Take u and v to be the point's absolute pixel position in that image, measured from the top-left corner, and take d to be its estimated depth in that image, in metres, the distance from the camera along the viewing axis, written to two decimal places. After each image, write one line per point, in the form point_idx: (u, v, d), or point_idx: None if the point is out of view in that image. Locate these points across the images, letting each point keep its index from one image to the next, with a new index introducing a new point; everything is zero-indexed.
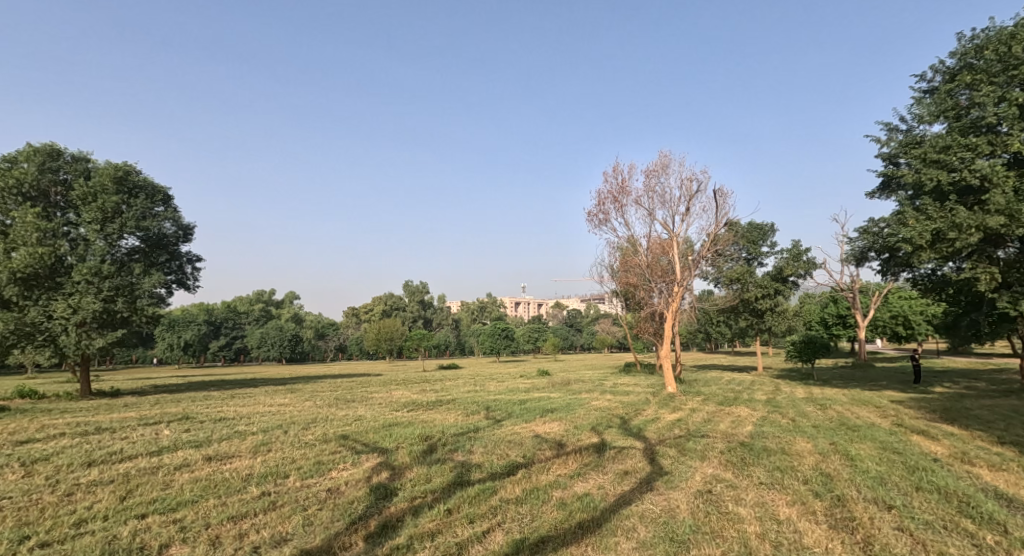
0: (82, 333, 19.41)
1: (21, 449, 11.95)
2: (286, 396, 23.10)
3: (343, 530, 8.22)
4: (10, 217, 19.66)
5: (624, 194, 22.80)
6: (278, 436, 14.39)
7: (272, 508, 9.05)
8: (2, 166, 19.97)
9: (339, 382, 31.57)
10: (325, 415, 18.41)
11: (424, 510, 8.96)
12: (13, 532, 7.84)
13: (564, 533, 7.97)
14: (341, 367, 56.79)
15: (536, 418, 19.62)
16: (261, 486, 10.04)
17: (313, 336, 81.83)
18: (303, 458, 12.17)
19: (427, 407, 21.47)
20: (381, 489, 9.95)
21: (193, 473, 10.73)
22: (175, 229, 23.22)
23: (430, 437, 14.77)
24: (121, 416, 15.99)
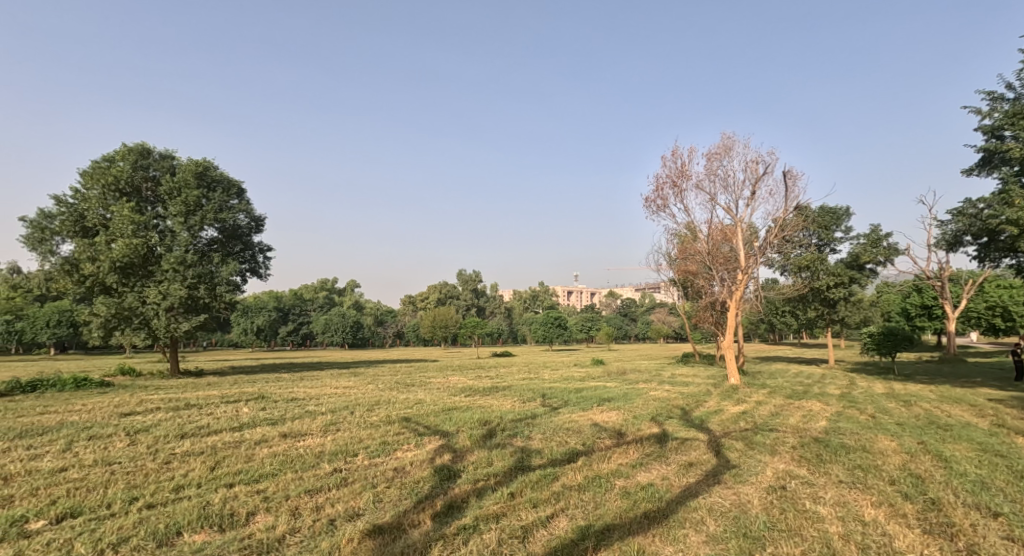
0: (170, 317, 20.64)
1: (121, 420, 12.90)
2: (350, 380, 23.93)
3: (411, 507, 8.46)
4: (109, 212, 21.02)
5: (684, 178, 22.21)
6: (345, 417, 14.93)
7: (344, 484, 9.41)
8: (101, 165, 21.36)
9: (399, 367, 32.42)
10: (387, 398, 18.98)
11: (488, 493, 9.11)
12: (122, 494, 8.48)
13: (629, 522, 7.93)
14: (399, 352, 58.33)
15: (593, 406, 19.59)
16: (333, 463, 10.45)
17: (372, 323, 84.33)
18: (370, 438, 12.58)
19: (485, 393, 21.76)
20: (446, 470, 10.16)
21: (272, 448, 11.28)
22: (248, 221, 24.19)
23: (490, 422, 14.96)
24: (205, 393, 17.02)
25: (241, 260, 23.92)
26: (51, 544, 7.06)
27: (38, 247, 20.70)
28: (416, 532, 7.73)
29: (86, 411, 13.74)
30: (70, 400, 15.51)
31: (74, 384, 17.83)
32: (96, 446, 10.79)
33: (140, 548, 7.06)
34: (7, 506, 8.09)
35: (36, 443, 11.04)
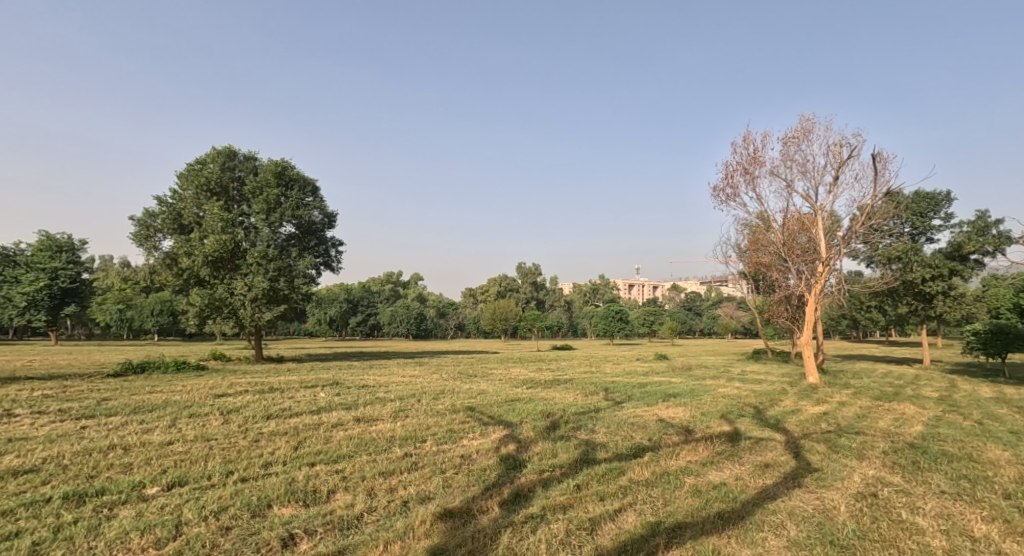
0: (255, 307, 21.76)
1: (215, 400, 13.65)
2: (415, 369, 24.50)
3: (479, 494, 8.50)
4: (201, 211, 22.33)
5: (757, 166, 21.29)
6: (413, 404, 15.23)
7: (415, 468, 9.56)
8: (194, 166, 22.71)
9: (461, 358, 32.86)
10: (452, 387, 19.26)
11: (554, 483, 9.03)
12: (218, 467, 8.93)
13: (703, 521, 7.65)
14: (462, 344, 59.31)
15: (658, 402, 19.18)
16: (404, 448, 10.64)
17: (435, 315, 85.95)
18: (437, 425, 12.76)
19: (548, 385, 21.69)
20: (511, 460, 10.14)
21: (347, 431, 11.62)
22: (322, 217, 24.96)
23: (553, 414, 14.87)
24: (286, 378, 17.79)
25: (316, 254, 24.80)
26: (161, 509, 7.50)
27: (142, 242, 22.27)
28: (485, 518, 7.74)
29: (185, 392, 14.64)
30: (172, 381, 16.57)
31: (175, 367, 19.08)
32: (196, 423, 11.46)
33: (235, 518, 7.39)
34: (127, 472, 8.68)
35: (146, 418, 11.85)
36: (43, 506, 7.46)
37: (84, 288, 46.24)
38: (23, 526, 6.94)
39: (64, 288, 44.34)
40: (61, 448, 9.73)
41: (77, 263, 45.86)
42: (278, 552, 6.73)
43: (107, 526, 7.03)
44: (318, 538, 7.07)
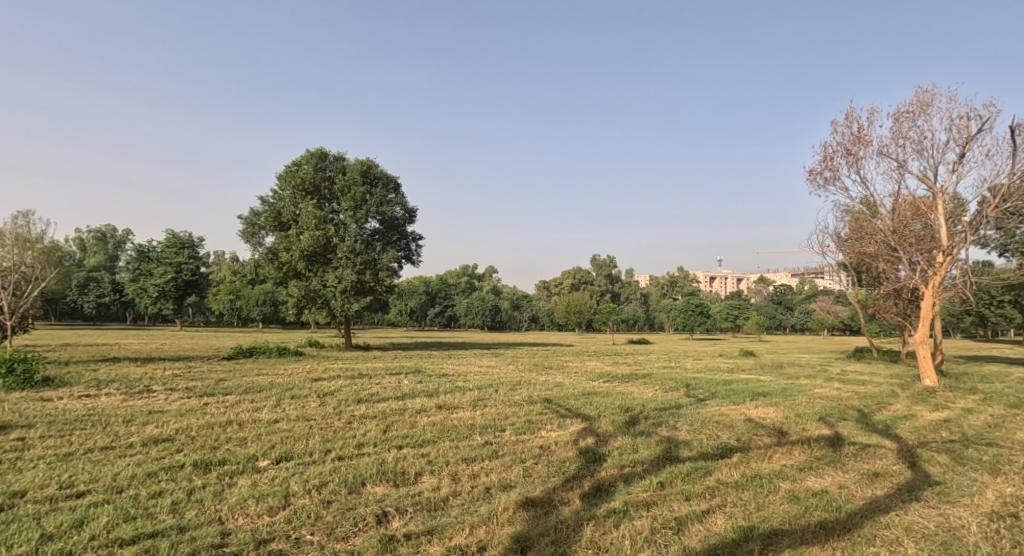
0: (344, 298, 22.70)
1: (311, 384, 14.19)
2: (492, 360, 24.58)
3: (560, 485, 8.24)
4: (297, 209, 23.40)
5: (861, 147, 19.70)
6: (491, 394, 15.17)
7: (496, 456, 9.43)
8: (290, 168, 23.82)
9: (536, 350, 32.72)
10: (528, 379, 19.09)
11: (637, 480, 8.62)
12: (318, 446, 9.18)
13: (802, 529, 7.03)
14: (537, 337, 59.24)
15: (745, 400, 18.19)
16: (484, 436, 10.55)
17: (509, 307, 86.51)
18: (515, 415, 12.61)
19: (627, 379, 21.09)
20: (591, 453, 9.80)
21: (431, 417, 11.68)
22: (404, 213, 25.42)
23: (633, 409, 14.35)
24: (373, 365, 18.30)
25: (398, 248, 25.33)
26: (272, 481, 7.77)
27: (247, 239, 23.68)
28: (567, 510, 7.48)
29: (287, 375, 15.37)
30: (275, 365, 17.49)
31: (279, 353, 20.11)
32: (298, 404, 11.91)
33: (333, 493, 7.52)
34: (243, 445, 9.11)
35: (256, 397, 12.50)
36: (176, 471, 7.94)
37: (203, 280, 50.11)
38: (163, 488, 7.40)
39: (187, 280, 48.23)
40: (187, 421, 10.39)
41: (198, 258, 49.69)
42: (372, 528, 6.76)
43: (229, 492, 7.37)
44: (408, 518, 7.05)
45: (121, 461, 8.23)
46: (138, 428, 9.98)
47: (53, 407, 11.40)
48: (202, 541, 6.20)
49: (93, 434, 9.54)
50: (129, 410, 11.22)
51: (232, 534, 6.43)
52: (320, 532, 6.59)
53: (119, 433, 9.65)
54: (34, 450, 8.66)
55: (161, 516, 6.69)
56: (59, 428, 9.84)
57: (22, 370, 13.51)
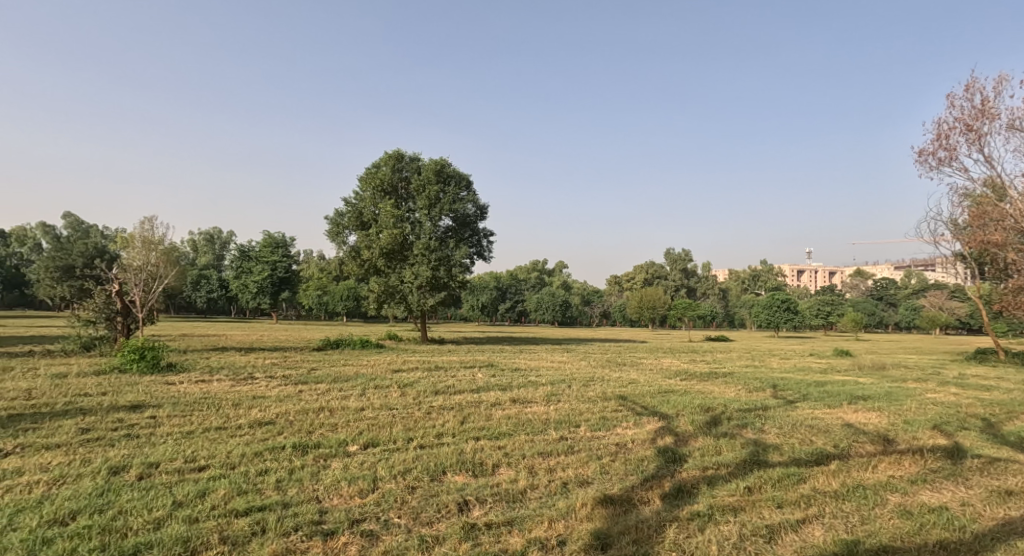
0: (420, 294, 22.81)
1: (392, 375, 14.15)
2: (564, 355, 23.94)
3: (638, 484, 7.54)
4: (376, 209, 23.74)
5: (984, 122, 17.55)
6: (564, 389, 14.54)
7: (572, 451, 8.81)
8: (370, 170, 24.19)
9: (609, 346, 31.76)
10: (601, 375, 18.31)
11: (721, 482, 7.77)
12: (400, 434, 8.95)
13: (917, 549, 6.03)
14: (611, 332, 57.98)
15: (842, 403, 16.63)
16: (558, 431, 9.96)
17: (580, 303, 85.41)
18: (589, 412, 11.93)
19: (706, 378, 19.87)
20: (670, 453, 8.99)
21: (505, 410, 11.24)
22: (477, 210, 25.17)
23: (714, 408, 13.29)
24: (448, 358, 18.20)
25: (471, 245, 25.12)
26: (362, 464, 7.58)
27: (333, 238, 24.27)
28: (647, 509, 6.80)
29: (369, 366, 15.48)
30: (360, 356, 17.71)
31: (363, 345, 20.44)
32: (381, 393, 11.84)
33: (417, 479, 7.23)
34: (333, 431, 9.03)
35: (343, 386, 12.57)
36: (279, 452, 7.94)
37: (295, 277, 52.54)
38: (269, 466, 7.39)
39: (281, 277, 50.74)
40: (286, 406, 10.50)
41: (291, 257, 52.12)
42: (455, 516, 6.40)
43: (324, 473, 7.24)
44: (489, 507, 6.64)
45: (233, 441, 8.35)
46: (244, 411, 10.18)
47: (174, 390, 11.92)
48: (303, 517, 6.11)
49: (208, 415, 9.81)
50: (237, 394, 11.58)
51: (329, 512, 6.29)
52: (407, 516, 6.32)
53: (227, 415, 9.86)
54: (160, 427, 8.96)
55: (268, 492, 6.65)
56: (180, 408, 10.21)
57: (151, 356, 14.33)
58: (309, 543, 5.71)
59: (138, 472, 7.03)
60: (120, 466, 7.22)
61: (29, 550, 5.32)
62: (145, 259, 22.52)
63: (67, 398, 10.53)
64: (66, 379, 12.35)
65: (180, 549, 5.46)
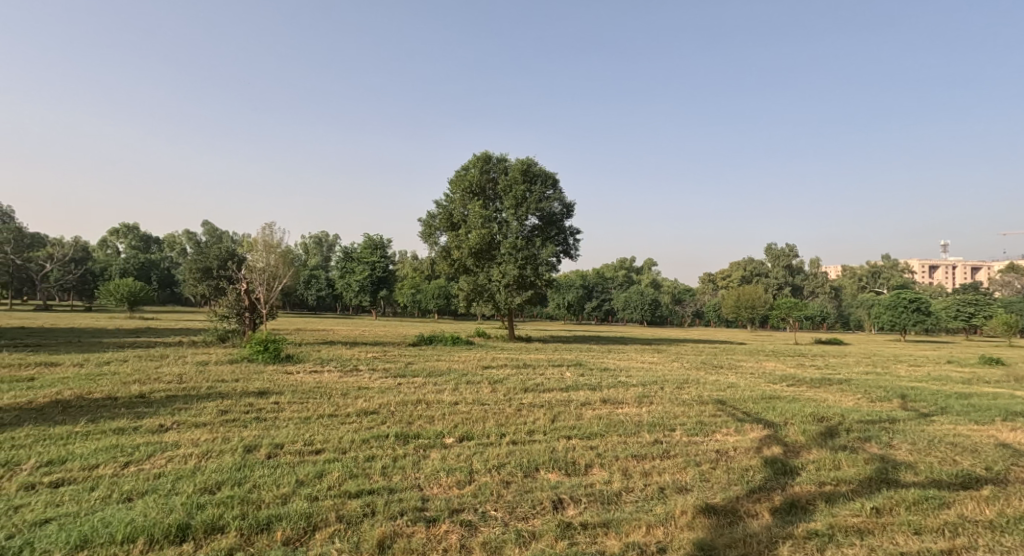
0: (508, 292, 22.31)
1: (482, 371, 13.62)
2: (655, 355, 22.47)
3: (742, 495, 6.18)
4: (465, 210, 23.51)
5: None
6: (657, 391, 13.05)
7: (667, 455, 7.39)
8: (460, 171, 24.00)
9: (704, 347, 29.71)
10: (697, 377, 16.53)
11: (843, 500, 6.15)
12: (494, 429, 8.27)
13: None
14: (710, 333, 54.80)
15: (993, 419, 14.07)
16: (653, 433, 8.43)
17: (672, 302, 82.01)
18: (685, 415, 9.91)
19: (819, 384, 17.65)
20: (780, 463, 7.15)
21: (597, 411, 10.24)
22: (566, 207, 24.18)
23: (830, 418, 10.20)
24: (535, 356, 17.46)
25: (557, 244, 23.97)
26: (459, 456, 6.95)
27: (425, 240, 24.37)
28: (755, 523, 5.54)
29: (460, 362, 15.08)
30: (451, 352, 17.42)
31: (453, 341, 20.18)
32: (473, 389, 11.31)
33: (511, 474, 6.46)
34: (430, 423, 8.53)
35: (437, 380, 12.19)
36: (384, 440, 7.54)
37: (391, 276, 54.00)
38: (375, 453, 6.96)
39: (379, 276, 52.37)
40: (388, 397, 10.22)
41: (389, 258, 53.73)
42: (551, 513, 5.59)
43: (425, 462, 6.69)
44: (585, 507, 5.75)
45: (343, 427, 8.09)
46: (351, 401, 9.99)
47: (294, 378, 12.09)
48: (408, 503, 5.58)
49: (322, 403, 9.69)
50: (345, 384, 11.52)
51: (431, 500, 5.72)
52: (502, 509, 5.62)
53: (337, 404, 9.68)
54: (282, 412, 8.88)
55: (375, 476, 6.20)
56: (299, 395, 10.21)
57: (274, 347, 14.72)
58: (413, 529, 5.17)
59: (266, 452, 6.82)
60: (253, 445, 7.06)
61: (188, 513, 5.08)
62: (269, 261, 23.72)
63: (210, 382, 10.81)
64: (208, 365, 12.96)
65: (304, 525, 5.09)
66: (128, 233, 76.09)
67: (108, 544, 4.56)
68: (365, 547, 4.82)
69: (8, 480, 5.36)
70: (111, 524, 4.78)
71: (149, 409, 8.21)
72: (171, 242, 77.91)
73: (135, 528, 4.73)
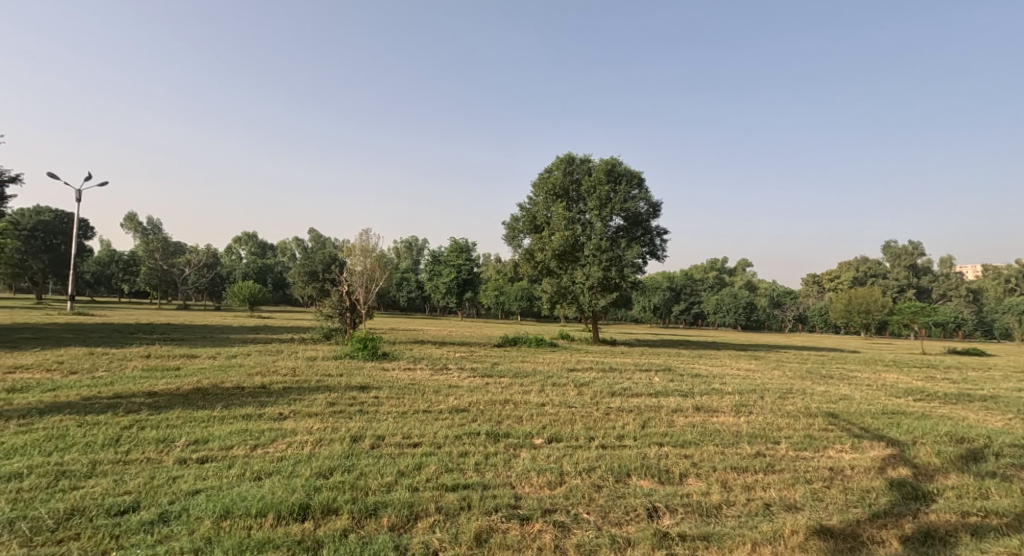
0: (591, 295, 22.35)
1: (567, 373, 13.79)
2: (752, 363, 21.56)
3: (864, 519, 5.95)
4: (548, 212, 23.78)
5: None
6: (755, 400, 12.64)
7: (772, 469, 7.22)
8: (543, 174, 24.32)
9: (808, 355, 28.04)
10: (801, 387, 15.74)
11: (991, 535, 5.72)
12: (582, 432, 8.44)
13: None
14: (822, 340, 51.43)
15: None
16: (755, 445, 8.23)
17: (770, 306, 78.00)
18: (790, 427, 9.55)
19: (955, 400, 16.03)
20: (909, 487, 6.75)
21: (688, 418, 10.14)
22: (652, 206, 23.70)
23: (972, 439, 9.31)
24: (622, 360, 17.39)
25: (643, 244, 23.66)
26: (548, 457, 7.19)
27: (508, 242, 24.91)
28: (881, 551, 5.34)
29: (545, 364, 15.33)
30: (536, 354, 17.71)
31: (538, 343, 20.48)
32: (559, 391, 11.52)
33: (603, 479, 6.62)
34: (518, 423, 8.83)
35: (523, 381, 12.51)
36: (476, 437, 7.94)
37: (476, 279, 55.34)
38: (467, 449, 7.36)
39: (465, 278, 53.79)
40: (476, 396, 10.65)
41: (474, 260, 55.04)
42: (645, 521, 5.71)
43: (515, 461, 6.99)
44: (682, 517, 5.81)
45: (437, 423, 8.58)
46: (443, 398, 10.53)
47: (390, 375, 12.84)
48: (501, 500, 5.89)
49: (416, 399, 10.28)
50: (436, 382, 12.11)
51: (523, 498, 6.00)
52: (595, 513, 5.80)
53: (430, 400, 10.25)
54: (381, 406, 9.55)
55: (469, 472, 6.58)
56: (395, 391, 10.88)
57: (371, 345, 15.68)
58: (507, 525, 5.47)
59: (370, 442, 7.40)
60: (358, 435, 7.68)
61: (307, 494, 5.68)
62: (365, 265, 25.12)
63: (317, 376, 11.75)
64: (315, 361, 14.05)
65: (407, 513, 5.53)
66: (249, 240, 83.02)
67: (245, 515, 5.19)
68: (463, 539, 5.18)
69: (165, 453, 6.22)
70: (246, 499, 5.43)
71: (270, 398, 9.11)
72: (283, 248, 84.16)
73: (266, 504, 5.35)
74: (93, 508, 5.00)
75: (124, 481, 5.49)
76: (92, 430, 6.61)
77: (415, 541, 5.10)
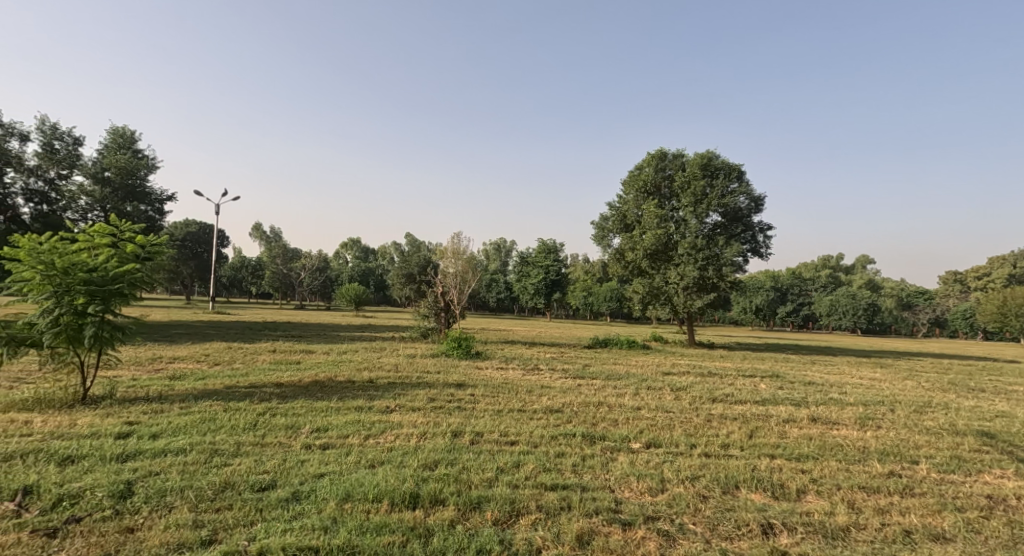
0: (686, 295, 21.77)
1: (662, 377, 13.55)
2: (878, 371, 19.93)
3: None
4: (640, 211, 23.46)
5: None
6: (884, 414, 11.75)
7: (910, 492, 6.77)
8: (633, 172, 24.01)
9: (951, 364, 25.36)
10: (944, 401, 14.34)
11: None
12: (682, 438, 8.32)
13: None
14: (972, 347, 46.13)
15: None
16: (886, 463, 7.72)
17: (893, 307, 71.63)
18: (931, 446, 8.83)
19: None
20: None
21: (803, 430, 9.67)
22: (752, 202, 22.68)
23: None
24: (722, 365, 16.81)
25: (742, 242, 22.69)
26: (647, 463, 7.19)
27: (599, 242, 24.82)
28: None
29: (640, 366, 15.13)
30: (630, 356, 17.52)
31: (630, 344, 20.20)
32: (654, 395, 11.37)
33: (707, 488, 6.52)
34: (614, 426, 8.84)
35: (617, 384, 12.45)
36: (571, 438, 8.07)
37: (568, 279, 55.18)
38: (564, 449, 7.50)
39: (554, 279, 53.93)
40: (570, 398, 10.76)
41: (562, 261, 55.11)
42: (759, 538, 5.59)
43: (613, 465, 7.05)
44: (802, 537, 5.63)
45: (532, 423, 8.78)
46: (537, 398, 10.74)
47: (484, 374, 13.23)
48: (603, 503, 5.98)
49: (510, 399, 10.56)
50: (529, 383, 12.35)
51: (625, 503, 6.05)
52: (702, 524, 5.75)
53: (524, 400, 10.50)
54: (477, 404, 9.90)
55: (567, 473, 6.72)
56: (490, 390, 11.23)
57: (465, 344, 16.22)
58: (609, 529, 5.57)
59: (470, 438, 7.74)
60: (458, 430, 8.04)
61: (415, 484, 6.07)
62: (458, 266, 25.90)
63: (417, 373, 12.36)
64: (415, 359, 14.75)
65: (509, 509, 5.77)
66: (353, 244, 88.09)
67: (363, 500, 5.64)
68: (566, 539, 5.34)
69: (294, 438, 6.87)
70: (364, 484, 5.90)
71: (377, 393, 9.73)
72: (384, 253, 88.25)
73: (381, 490, 5.79)
74: (241, 483, 5.65)
75: (263, 461, 6.15)
76: (234, 415, 7.41)
77: (519, 538, 5.32)
